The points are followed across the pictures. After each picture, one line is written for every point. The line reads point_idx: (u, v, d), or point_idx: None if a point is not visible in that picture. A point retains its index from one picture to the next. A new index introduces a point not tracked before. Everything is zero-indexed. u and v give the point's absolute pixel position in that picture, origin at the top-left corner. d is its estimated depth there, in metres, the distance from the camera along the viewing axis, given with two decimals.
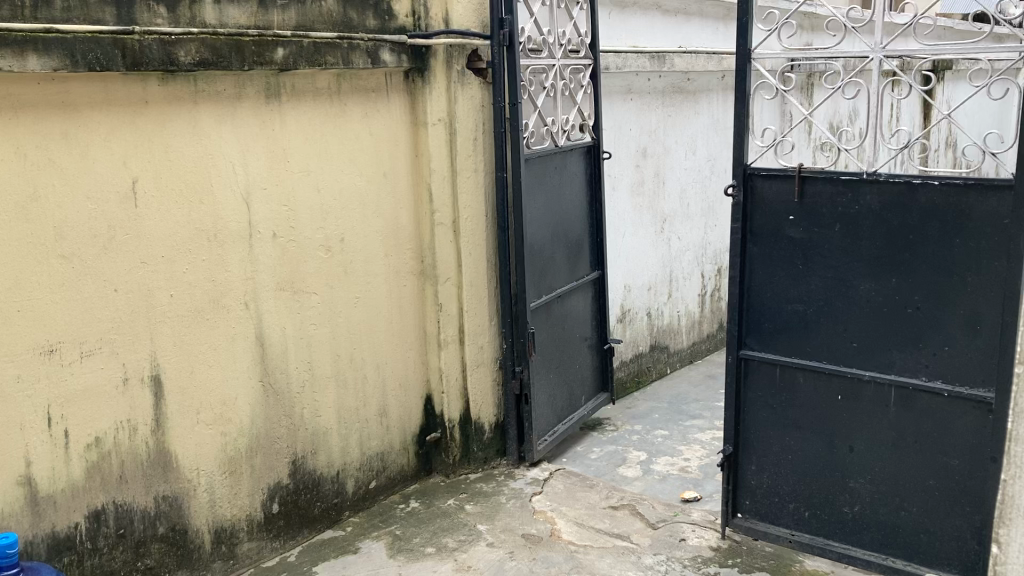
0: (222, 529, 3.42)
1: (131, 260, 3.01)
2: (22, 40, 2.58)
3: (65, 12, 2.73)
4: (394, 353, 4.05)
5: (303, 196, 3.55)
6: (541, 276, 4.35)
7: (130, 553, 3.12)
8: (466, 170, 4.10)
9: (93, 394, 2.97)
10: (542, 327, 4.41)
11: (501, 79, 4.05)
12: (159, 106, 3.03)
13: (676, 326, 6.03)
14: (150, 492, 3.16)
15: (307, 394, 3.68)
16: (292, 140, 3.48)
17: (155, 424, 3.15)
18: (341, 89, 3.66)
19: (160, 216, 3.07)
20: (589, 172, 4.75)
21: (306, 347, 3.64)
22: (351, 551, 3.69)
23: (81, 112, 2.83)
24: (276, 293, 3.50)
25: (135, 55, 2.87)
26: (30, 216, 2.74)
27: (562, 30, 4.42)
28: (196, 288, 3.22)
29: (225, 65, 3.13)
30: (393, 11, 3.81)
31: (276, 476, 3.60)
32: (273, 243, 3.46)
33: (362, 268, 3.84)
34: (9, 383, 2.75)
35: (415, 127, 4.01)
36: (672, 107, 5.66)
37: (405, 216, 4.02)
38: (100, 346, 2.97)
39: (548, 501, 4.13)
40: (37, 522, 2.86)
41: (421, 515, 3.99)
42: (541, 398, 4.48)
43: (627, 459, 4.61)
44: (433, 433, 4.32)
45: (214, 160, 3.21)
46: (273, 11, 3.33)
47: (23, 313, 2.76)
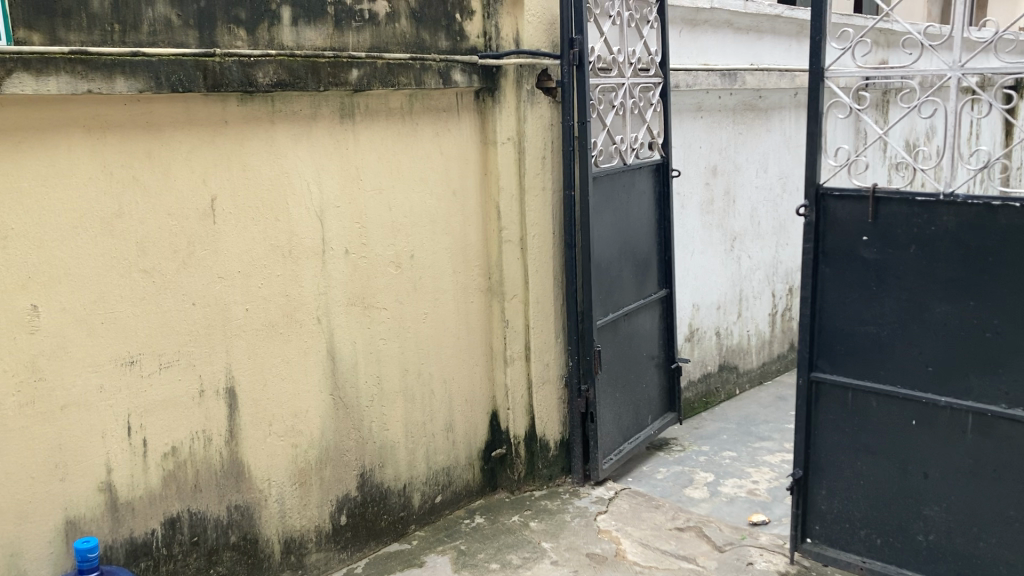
0: (291, 539, 3.49)
1: (209, 275, 3.11)
2: (110, 64, 2.70)
3: (151, 36, 2.84)
4: (460, 369, 4.09)
5: (375, 215, 3.62)
6: (608, 295, 4.35)
7: (203, 561, 3.20)
8: (534, 188, 4.13)
9: (171, 404, 3.06)
10: (609, 346, 4.41)
11: (571, 98, 4.07)
12: (237, 126, 3.13)
13: (746, 346, 5.95)
14: (223, 501, 3.25)
15: (375, 407, 3.73)
16: (365, 159, 3.56)
17: (229, 434, 3.23)
18: (413, 109, 3.73)
19: (238, 232, 3.17)
20: (658, 190, 4.73)
21: (376, 362, 3.70)
22: (417, 564, 3.72)
23: (164, 132, 2.93)
24: (347, 308, 3.56)
25: (216, 77, 2.96)
26: (114, 232, 2.85)
27: (632, 49, 4.42)
28: (271, 302, 3.30)
29: (302, 86, 3.21)
30: (465, 31, 3.86)
31: (344, 488, 3.65)
32: (346, 259, 3.53)
33: (432, 285, 3.89)
34: (93, 392, 2.85)
35: (484, 146, 4.06)
36: (743, 124, 5.61)
37: (474, 234, 4.07)
38: (178, 358, 3.06)
39: (613, 520, 4.11)
40: (116, 528, 2.95)
41: (486, 530, 4.00)
42: (607, 417, 4.46)
43: (694, 480, 4.56)
44: (498, 449, 4.34)
45: (290, 179, 3.30)
46: (348, 33, 3.41)
47: (107, 325, 2.87)
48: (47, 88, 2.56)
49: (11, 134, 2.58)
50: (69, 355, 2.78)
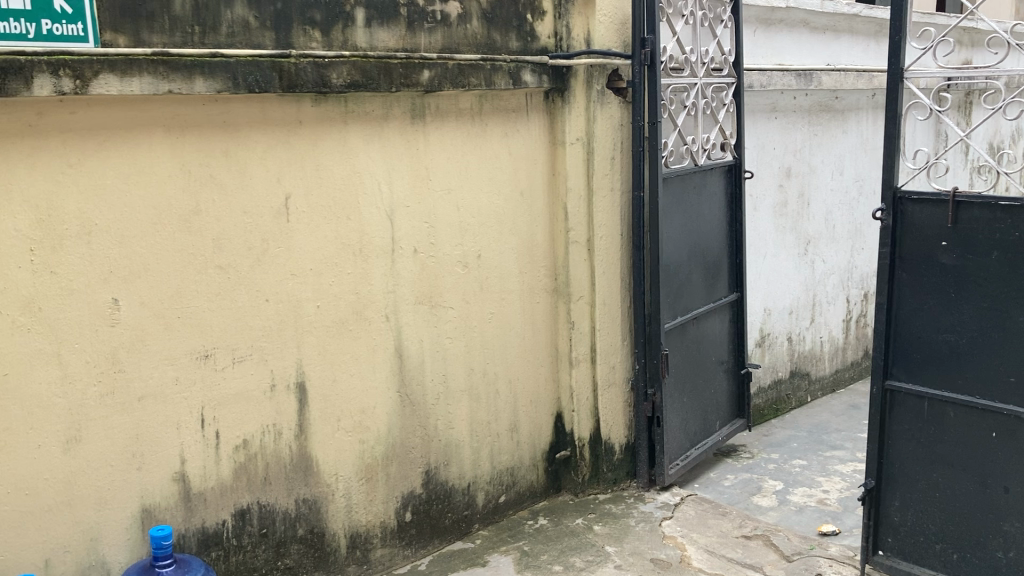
0: (358, 534, 3.53)
1: (282, 273, 3.17)
2: (190, 65, 2.77)
3: (229, 37, 2.91)
4: (526, 370, 4.09)
5: (444, 215, 3.65)
6: (676, 297, 4.30)
7: (272, 552, 3.27)
8: (602, 189, 4.11)
9: (243, 397, 3.12)
10: (676, 350, 4.36)
11: (641, 98, 4.04)
12: (311, 126, 3.18)
13: (818, 352, 5.83)
14: (292, 495, 3.30)
15: (441, 406, 3.76)
16: (435, 159, 3.59)
17: (298, 428, 3.29)
18: (483, 109, 3.75)
19: (310, 230, 3.22)
20: (730, 192, 4.66)
21: (442, 360, 3.73)
22: (480, 563, 3.74)
23: (241, 132, 3.00)
24: (415, 306, 3.60)
25: (291, 78, 3.02)
26: (192, 229, 2.92)
27: (705, 49, 4.36)
28: (341, 300, 3.35)
29: (374, 87, 3.25)
30: (536, 32, 3.86)
31: (409, 485, 3.69)
32: (414, 258, 3.56)
33: (498, 285, 3.91)
34: (169, 384, 2.93)
35: (553, 147, 4.05)
36: (819, 125, 5.50)
37: (541, 234, 4.07)
38: (251, 352, 3.12)
39: (678, 526, 4.06)
40: (189, 517, 3.03)
41: (549, 532, 4.00)
42: (674, 421, 4.41)
43: (762, 488, 4.48)
44: (563, 450, 4.32)
45: (361, 178, 3.35)
46: (420, 35, 3.44)
47: (183, 320, 2.94)
48: (130, 89, 2.65)
49: (96, 133, 2.68)
50: (147, 348, 2.87)
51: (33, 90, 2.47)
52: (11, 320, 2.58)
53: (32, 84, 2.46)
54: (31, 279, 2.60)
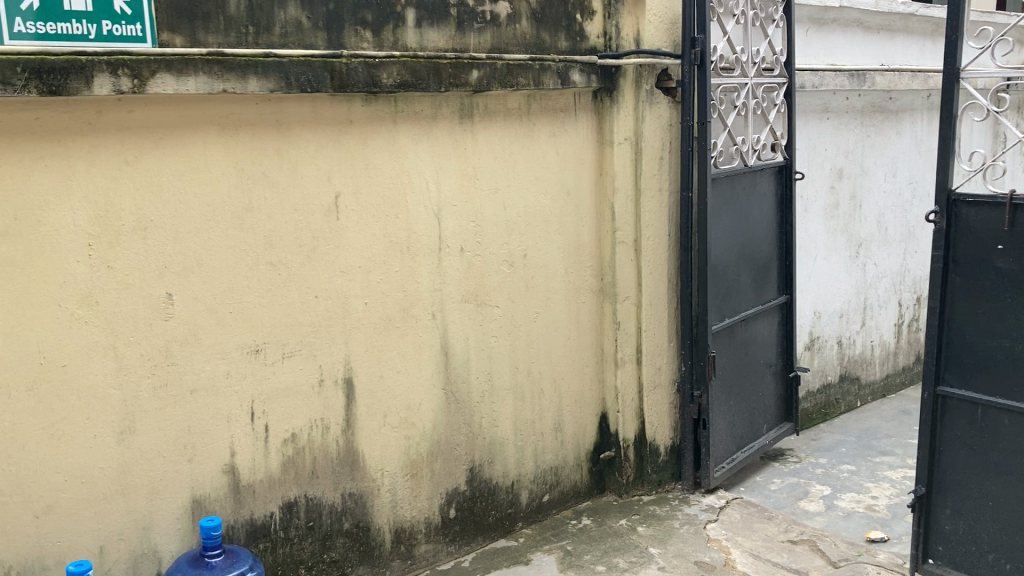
0: (402, 529, 3.57)
1: (331, 270, 3.21)
2: (244, 65, 2.82)
3: (282, 38, 2.96)
4: (570, 370, 4.10)
5: (491, 214, 3.67)
6: (724, 299, 4.27)
7: (318, 545, 3.31)
8: (650, 189, 4.09)
9: (292, 392, 3.17)
10: (724, 352, 4.33)
11: (691, 98, 4.01)
12: (361, 125, 3.22)
13: (869, 357, 5.74)
14: (339, 489, 3.35)
15: (486, 404, 3.78)
16: (482, 159, 3.61)
17: (346, 423, 3.33)
18: (531, 109, 3.76)
19: (359, 229, 3.26)
20: (780, 193, 4.61)
21: (487, 359, 3.75)
22: (523, 562, 3.75)
23: (293, 130, 3.05)
24: (461, 304, 3.62)
25: (343, 78, 3.06)
26: (244, 226, 2.98)
27: (756, 48, 4.32)
28: (388, 297, 3.39)
29: (423, 87, 3.28)
30: (585, 32, 3.86)
31: (454, 482, 3.71)
32: (461, 257, 3.59)
33: (544, 284, 3.92)
34: (220, 377, 2.99)
35: (601, 147, 4.05)
36: (872, 126, 5.42)
37: (588, 234, 4.07)
38: (300, 347, 3.17)
39: (724, 530, 4.03)
40: (238, 509, 3.09)
41: (593, 532, 3.99)
42: (720, 424, 4.38)
43: (809, 492, 4.43)
44: (607, 451, 4.32)
45: (409, 177, 3.38)
46: (470, 35, 3.47)
47: (235, 315, 3.00)
48: (186, 88, 2.71)
49: (152, 132, 2.74)
50: (199, 342, 2.93)
51: (93, 89, 2.54)
52: (70, 313, 2.65)
53: (92, 84, 2.53)
54: (89, 273, 2.67)
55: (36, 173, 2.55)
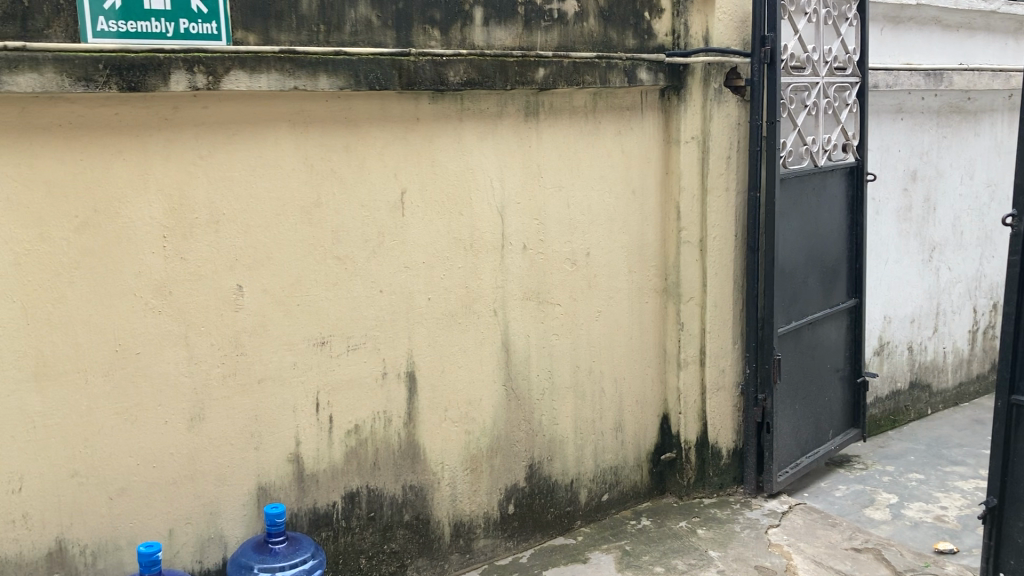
0: (461, 523, 3.60)
1: (396, 265, 3.26)
2: (314, 62, 2.88)
3: (352, 36, 3.01)
4: (632, 370, 4.08)
5: (554, 212, 3.68)
6: (791, 301, 4.21)
7: (378, 536, 3.37)
8: (717, 189, 4.04)
9: (356, 384, 3.23)
10: (789, 355, 4.26)
11: (760, 97, 3.96)
12: (428, 122, 3.26)
13: (941, 364, 5.60)
14: (399, 481, 3.39)
15: (547, 401, 3.79)
16: (547, 157, 3.62)
17: (407, 416, 3.38)
18: (597, 107, 3.76)
19: (424, 225, 3.30)
20: (851, 195, 4.52)
21: (549, 356, 3.76)
22: (582, 560, 3.75)
23: (361, 128, 3.10)
24: (523, 301, 3.64)
25: (411, 76, 3.10)
26: (312, 221, 3.04)
27: (828, 47, 4.25)
28: (451, 293, 3.42)
29: (490, 85, 3.31)
30: (653, 30, 3.85)
31: (513, 478, 3.73)
32: (523, 255, 3.61)
33: (607, 283, 3.91)
34: (287, 368, 3.06)
35: (667, 145, 4.02)
36: (948, 128, 5.28)
37: (652, 234, 4.05)
38: (364, 341, 3.22)
39: (786, 535, 3.97)
40: (302, 497, 3.15)
41: (652, 533, 3.98)
42: (784, 428, 4.31)
43: (875, 500, 4.33)
44: (668, 452, 4.29)
45: (474, 174, 3.41)
46: (537, 33, 3.48)
47: (302, 307, 3.06)
48: (258, 85, 2.78)
49: (226, 127, 2.82)
50: (268, 333, 3.00)
51: (170, 86, 2.62)
52: (144, 302, 2.74)
53: (169, 81, 2.61)
54: (164, 264, 2.76)
55: (115, 166, 2.64)
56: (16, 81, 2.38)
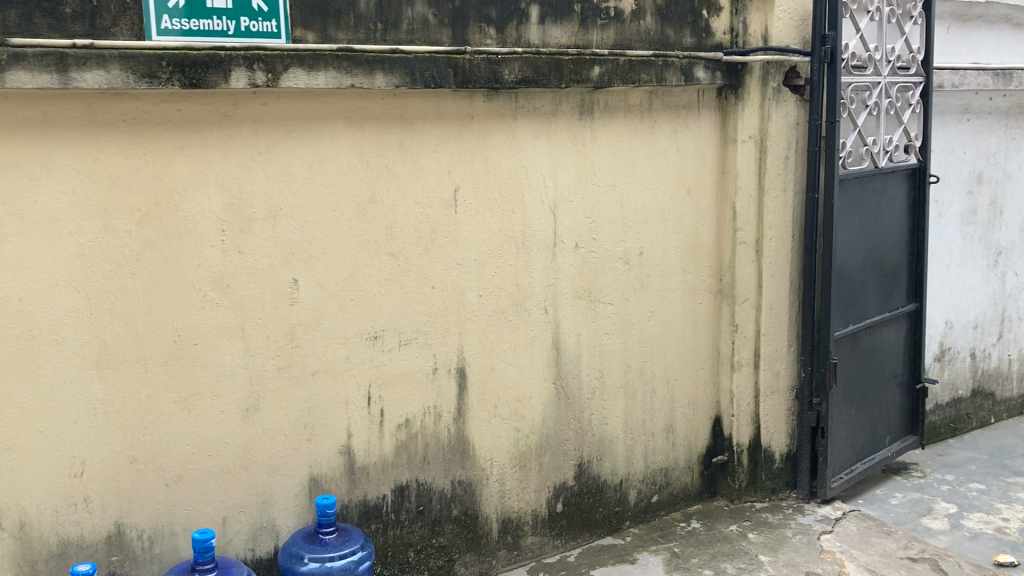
0: (509, 520, 3.61)
1: (448, 262, 3.28)
2: (371, 60, 2.92)
3: (409, 34, 3.04)
4: (684, 371, 4.05)
5: (607, 211, 3.67)
6: (848, 305, 4.13)
7: (427, 530, 3.40)
8: (774, 189, 3.99)
9: (407, 379, 3.26)
10: (846, 359, 4.19)
11: (819, 97, 3.90)
12: (482, 120, 3.28)
13: (1005, 372, 5.44)
14: (449, 476, 3.42)
15: (597, 400, 3.78)
16: (601, 155, 3.61)
17: (457, 412, 3.40)
18: (652, 106, 3.73)
19: (476, 222, 3.32)
20: (912, 197, 4.43)
21: (600, 355, 3.75)
22: (629, 560, 3.74)
23: (416, 126, 3.13)
24: (575, 300, 3.64)
25: (466, 74, 3.12)
26: (367, 217, 3.08)
27: (891, 46, 4.16)
28: (503, 290, 3.43)
29: (545, 83, 3.31)
30: (712, 28, 3.81)
31: (562, 476, 3.74)
32: (576, 253, 3.61)
33: (660, 283, 3.89)
34: (340, 361, 3.10)
35: (724, 145, 3.98)
36: (1017, 129, 5.13)
37: (707, 234, 4.01)
38: (416, 336, 3.26)
39: (838, 542, 3.91)
40: (352, 489, 3.19)
41: (702, 536, 3.94)
42: (840, 434, 4.24)
43: (933, 510, 4.24)
44: (720, 455, 4.24)
45: (528, 172, 3.42)
46: (593, 31, 3.47)
47: (356, 302, 3.10)
48: (316, 83, 2.82)
49: (284, 124, 2.87)
50: (321, 327, 3.04)
51: (231, 83, 2.68)
52: (203, 294, 2.81)
53: (229, 78, 2.67)
54: (222, 257, 2.82)
55: (177, 161, 2.71)
56: (84, 78, 2.46)
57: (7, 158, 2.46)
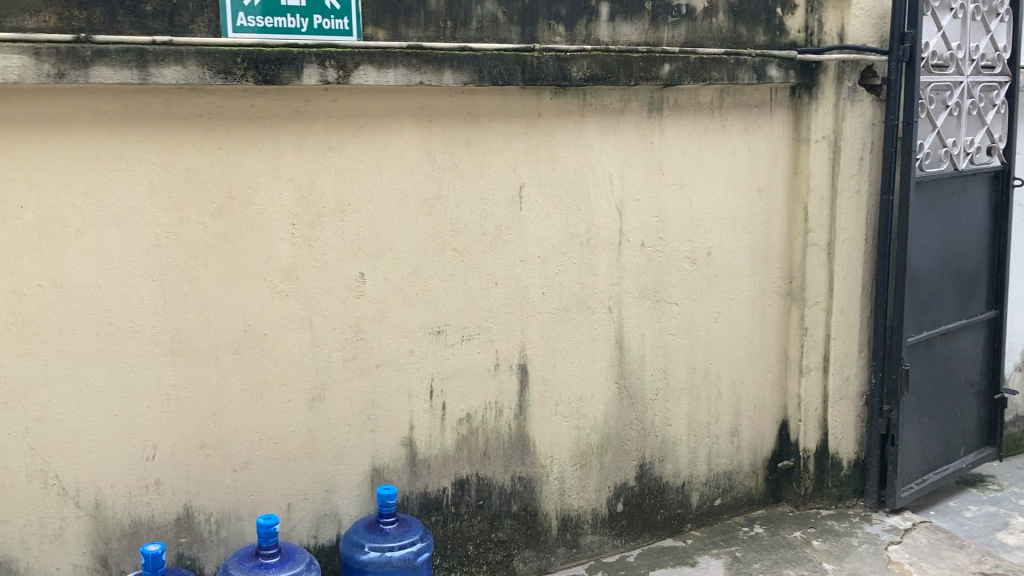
0: (569, 517, 3.62)
1: (513, 258, 3.30)
2: (440, 58, 2.95)
3: (478, 32, 3.06)
4: (750, 373, 4.00)
5: (675, 210, 3.64)
6: (923, 310, 4.02)
7: (487, 524, 3.42)
8: (848, 190, 3.90)
9: (470, 374, 3.29)
10: (919, 366, 4.08)
11: (897, 97, 3.80)
12: (550, 118, 3.28)
13: None
14: (509, 471, 3.44)
15: (660, 401, 3.76)
16: (670, 154, 3.58)
17: (519, 408, 3.41)
18: (723, 104, 3.69)
19: (541, 219, 3.33)
20: (995, 201, 4.28)
21: (664, 356, 3.73)
22: (689, 563, 3.70)
23: (483, 123, 3.15)
24: (640, 299, 3.62)
25: (534, 71, 3.12)
26: (433, 213, 3.11)
27: (975, 44, 4.03)
28: (567, 288, 3.44)
29: (614, 80, 3.30)
30: (786, 26, 3.74)
31: (622, 476, 3.72)
32: (641, 252, 3.59)
33: (727, 284, 3.84)
34: (404, 355, 3.14)
35: (797, 144, 3.91)
36: None
37: (777, 235, 3.95)
38: (479, 331, 3.28)
39: (907, 553, 3.81)
40: (414, 480, 3.24)
41: (765, 541, 3.89)
42: (911, 442, 4.13)
43: (1009, 524, 4.09)
44: (786, 460, 4.17)
45: (594, 170, 3.41)
46: (664, 29, 3.45)
47: (420, 296, 3.14)
48: (385, 80, 2.87)
49: (353, 121, 2.92)
50: (386, 320, 3.09)
51: (303, 79, 2.74)
52: (272, 285, 2.87)
53: (302, 75, 2.73)
54: (292, 250, 2.89)
55: (249, 156, 2.78)
56: (162, 73, 2.55)
57: (90, 151, 2.55)
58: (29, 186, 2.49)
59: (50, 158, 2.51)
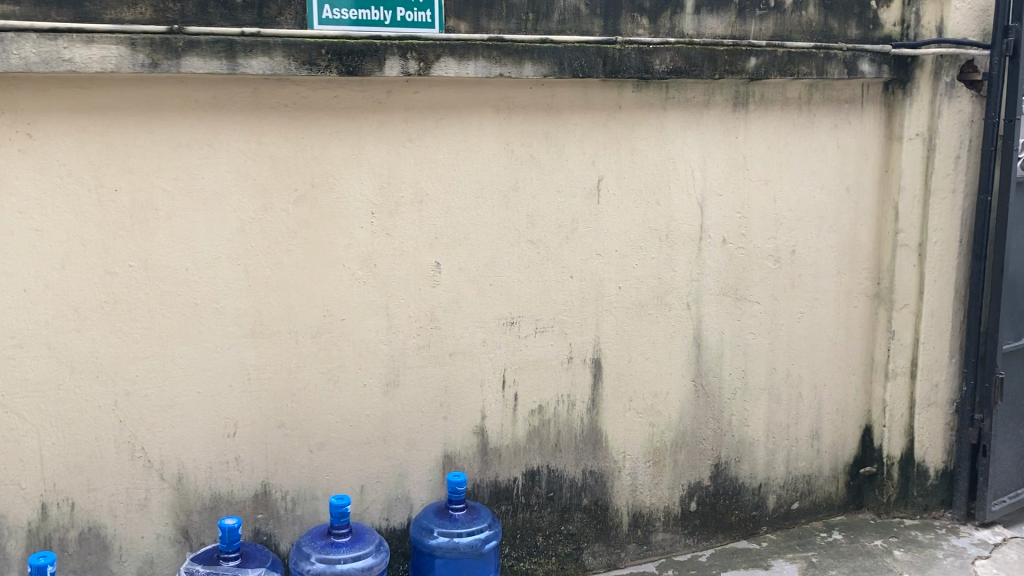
0: (640, 514, 3.60)
1: (589, 252, 3.29)
2: (521, 50, 2.96)
3: (560, 24, 3.06)
4: (833, 376, 3.90)
5: (758, 207, 3.57)
6: (1021, 316, 3.84)
7: (557, 516, 3.43)
8: (942, 190, 3.74)
9: (543, 365, 3.30)
10: (1016, 375, 3.90)
11: (999, 93, 3.62)
12: (630, 111, 3.26)
13: None
14: (580, 465, 3.44)
15: (738, 401, 3.70)
16: (755, 149, 3.52)
17: (592, 402, 3.41)
18: (812, 99, 3.60)
19: (619, 213, 3.31)
20: None
21: (743, 355, 3.67)
22: (763, 566, 3.64)
23: (563, 115, 3.16)
24: (719, 297, 3.57)
25: (615, 64, 3.10)
26: (510, 204, 3.13)
27: None
28: (644, 283, 3.41)
29: (697, 73, 3.25)
30: (880, 20, 3.63)
31: (697, 475, 3.68)
32: (722, 249, 3.53)
33: (811, 283, 3.75)
34: (478, 345, 3.18)
35: (889, 141, 3.79)
36: None
37: (865, 234, 3.84)
38: (553, 324, 3.29)
39: (995, 569, 3.65)
40: (485, 469, 3.27)
41: (843, 548, 3.79)
42: (1005, 455, 3.94)
43: None
44: (868, 466, 4.06)
45: (675, 164, 3.38)
46: (751, 22, 3.39)
47: (495, 287, 3.16)
48: (466, 72, 2.89)
49: (434, 112, 2.96)
50: (461, 310, 3.13)
51: (385, 71, 2.78)
52: (351, 272, 2.94)
53: (384, 67, 2.77)
54: (370, 238, 2.95)
55: (332, 145, 2.85)
56: (250, 64, 2.62)
57: (181, 138, 2.66)
58: (123, 170, 2.62)
59: (144, 144, 2.62)
